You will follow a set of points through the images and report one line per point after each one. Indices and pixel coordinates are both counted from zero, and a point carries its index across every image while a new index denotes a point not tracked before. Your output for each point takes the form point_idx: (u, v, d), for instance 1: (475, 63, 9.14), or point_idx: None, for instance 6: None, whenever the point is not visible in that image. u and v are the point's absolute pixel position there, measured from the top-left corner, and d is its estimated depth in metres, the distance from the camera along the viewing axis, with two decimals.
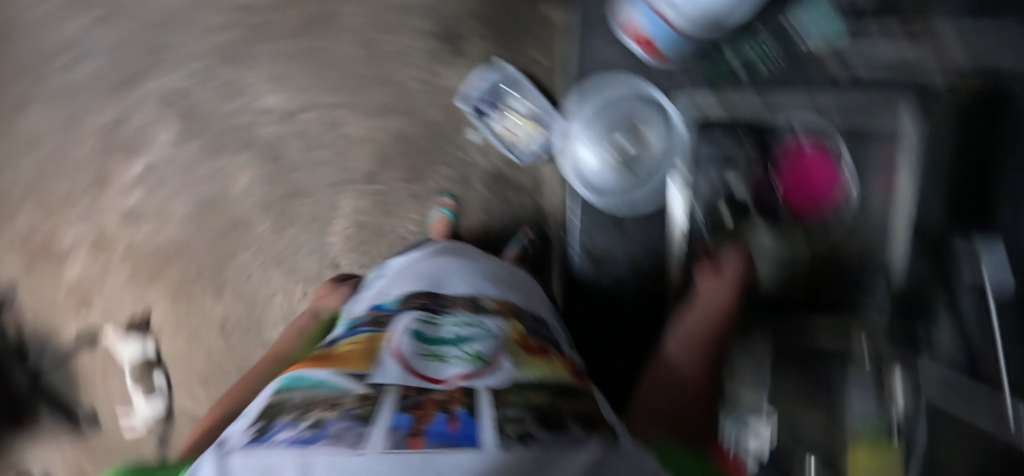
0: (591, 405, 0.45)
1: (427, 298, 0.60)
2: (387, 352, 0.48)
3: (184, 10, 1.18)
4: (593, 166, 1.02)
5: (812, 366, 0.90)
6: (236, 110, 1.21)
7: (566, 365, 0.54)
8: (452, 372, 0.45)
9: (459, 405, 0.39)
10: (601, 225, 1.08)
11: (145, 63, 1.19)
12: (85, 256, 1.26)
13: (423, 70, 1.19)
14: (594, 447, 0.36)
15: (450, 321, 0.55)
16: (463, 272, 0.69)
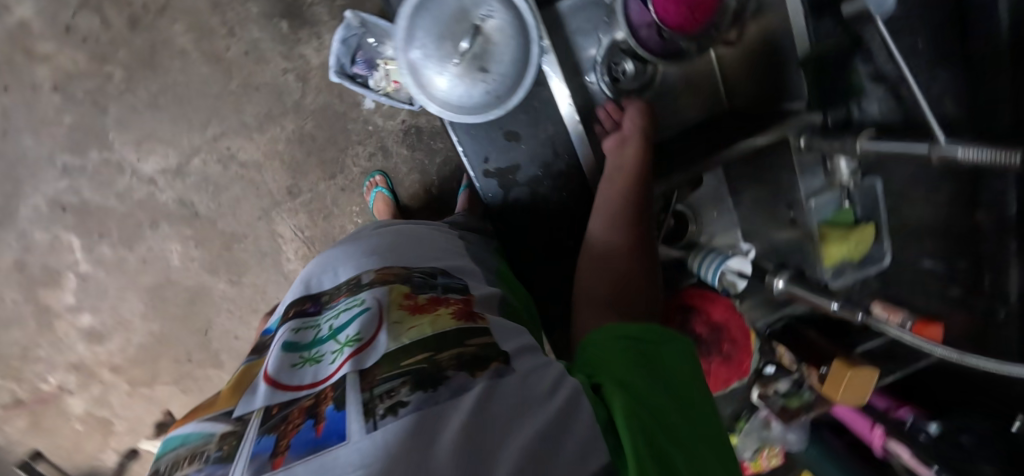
0: (484, 340, 0.45)
1: (305, 302, 0.53)
2: (258, 373, 0.44)
3: (13, 114, 1.07)
4: (438, 87, 0.60)
5: (762, 183, 0.77)
6: (129, 189, 1.13)
7: (462, 306, 0.49)
8: (330, 368, 0.43)
9: (331, 399, 0.39)
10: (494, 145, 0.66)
11: (11, 187, 1.10)
12: (79, 391, 1.24)
13: (285, 58, 1.10)
14: (479, 386, 0.40)
15: (328, 316, 0.49)
16: (349, 245, 0.59)
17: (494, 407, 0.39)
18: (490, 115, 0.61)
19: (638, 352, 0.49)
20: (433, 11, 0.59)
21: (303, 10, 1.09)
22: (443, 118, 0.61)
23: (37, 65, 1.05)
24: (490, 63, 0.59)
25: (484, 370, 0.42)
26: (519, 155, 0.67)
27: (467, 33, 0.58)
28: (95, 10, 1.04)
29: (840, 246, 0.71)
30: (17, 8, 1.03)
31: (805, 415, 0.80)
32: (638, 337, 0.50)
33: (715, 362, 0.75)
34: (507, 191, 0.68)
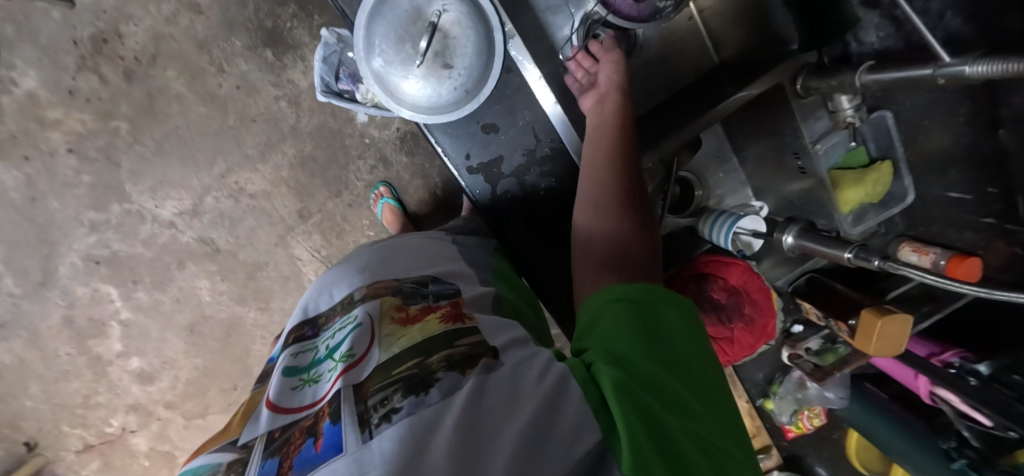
0: (473, 339, 0.45)
1: (304, 327, 0.55)
2: (262, 401, 0.45)
3: (34, 182, 1.11)
4: (406, 88, 0.61)
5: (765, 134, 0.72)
6: (152, 235, 1.18)
7: (451, 309, 0.50)
8: (325, 386, 0.43)
9: (327, 414, 0.39)
10: (471, 136, 0.65)
11: (45, 250, 1.16)
12: (140, 430, 1.32)
13: (276, 86, 1.12)
14: (471, 383, 0.40)
15: (326, 337, 0.50)
16: (342, 266, 0.60)
17: (488, 402, 0.38)
18: (461, 109, 0.62)
19: (632, 319, 0.47)
20: (388, 17, 0.59)
21: (286, 35, 1.10)
22: (416, 119, 0.62)
23: (49, 131, 1.09)
24: (452, 57, 0.59)
25: (474, 367, 0.42)
26: (499, 148, 0.65)
27: (424, 31, 0.58)
28: (92, 69, 1.08)
29: (857, 189, 0.69)
30: (20, 80, 1.06)
31: (837, 372, 0.77)
32: (631, 301, 0.49)
33: (738, 328, 0.72)
34: (495, 185, 0.67)
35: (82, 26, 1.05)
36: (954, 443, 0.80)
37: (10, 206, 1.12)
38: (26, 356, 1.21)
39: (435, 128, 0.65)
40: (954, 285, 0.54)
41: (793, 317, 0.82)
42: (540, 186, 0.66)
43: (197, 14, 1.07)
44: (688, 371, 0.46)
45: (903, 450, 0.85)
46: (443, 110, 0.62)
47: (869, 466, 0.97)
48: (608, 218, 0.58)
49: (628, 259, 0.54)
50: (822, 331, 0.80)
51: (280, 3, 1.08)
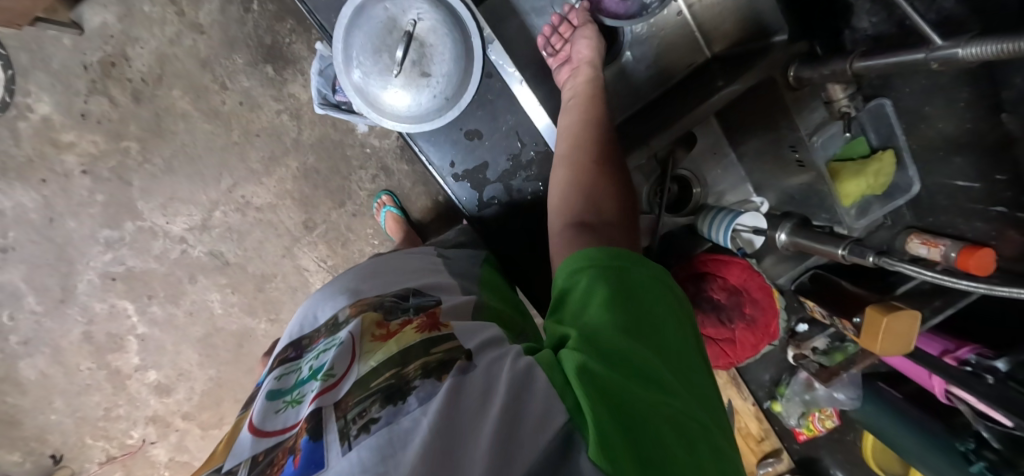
0: (451, 345, 0.45)
1: (288, 348, 0.53)
2: (245, 425, 0.43)
3: (52, 203, 1.16)
4: (389, 101, 0.61)
5: (755, 118, 0.70)
6: (164, 250, 1.21)
7: (427, 320, 0.49)
8: (307, 404, 0.41)
9: (307, 430, 0.38)
10: (458, 145, 0.65)
11: (63, 270, 1.20)
12: (160, 440, 1.35)
13: (277, 100, 1.14)
14: (447, 386, 0.39)
15: (309, 357, 0.48)
16: (327, 289, 0.60)
17: (462, 402, 0.38)
18: (443, 117, 0.62)
19: (609, 297, 0.47)
20: (364, 28, 0.59)
21: (285, 50, 1.12)
22: (399, 129, 0.62)
23: (63, 153, 1.13)
24: (430, 65, 0.59)
25: (449, 371, 0.41)
26: (484, 153, 0.65)
27: (401, 41, 0.58)
28: (102, 91, 1.11)
29: (856, 181, 0.69)
30: (35, 105, 1.10)
31: (843, 372, 0.76)
32: (599, 278, 0.49)
33: (739, 328, 0.69)
34: (481, 191, 0.66)
35: (91, 50, 1.09)
36: (972, 445, 0.76)
37: (30, 227, 1.17)
38: (49, 371, 1.25)
39: (422, 138, 0.65)
40: (952, 282, 0.53)
41: (797, 316, 0.80)
42: (526, 191, 0.66)
43: (199, 34, 1.10)
44: (657, 345, 0.46)
45: (920, 454, 0.81)
46: (425, 118, 0.63)
47: (888, 469, 0.93)
48: (583, 192, 0.57)
49: (604, 227, 0.54)
50: (828, 330, 0.78)
51: (278, 19, 1.10)
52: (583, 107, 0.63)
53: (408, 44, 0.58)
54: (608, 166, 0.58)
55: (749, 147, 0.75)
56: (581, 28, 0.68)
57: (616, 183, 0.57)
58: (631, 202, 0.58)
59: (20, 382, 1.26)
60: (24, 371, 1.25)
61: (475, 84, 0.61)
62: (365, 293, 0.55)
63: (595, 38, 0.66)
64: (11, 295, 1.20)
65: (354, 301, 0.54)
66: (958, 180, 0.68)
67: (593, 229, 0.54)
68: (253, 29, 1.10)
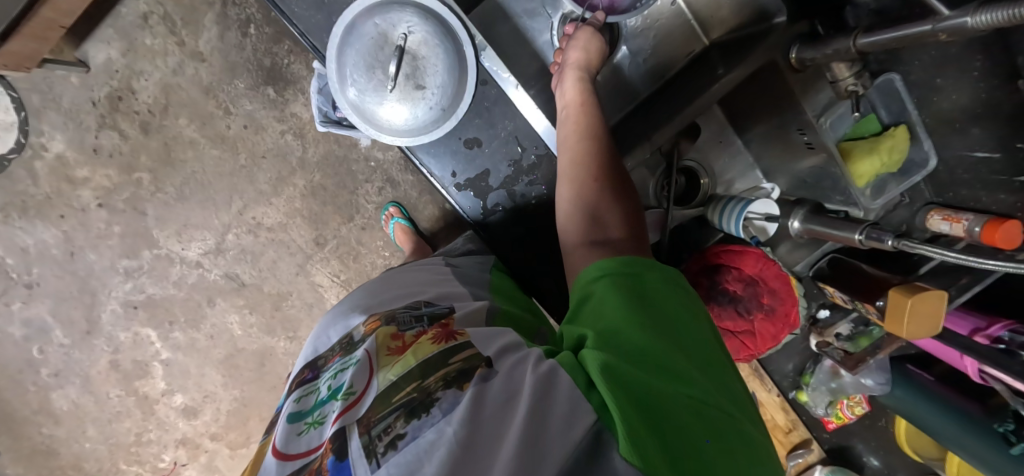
0: (469, 353, 0.44)
1: (304, 370, 0.53)
2: (267, 449, 0.43)
3: (71, 239, 1.19)
4: (386, 117, 0.61)
5: (762, 104, 0.68)
6: (182, 276, 1.23)
7: (441, 330, 0.49)
8: (329, 424, 0.41)
9: (331, 449, 0.38)
10: (460, 152, 0.64)
11: (86, 302, 1.22)
12: (191, 462, 1.37)
13: (280, 121, 1.15)
14: (471, 395, 0.38)
15: (327, 377, 0.48)
16: (337, 309, 0.60)
17: (485, 410, 0.37)
18: (442, 128, 0.62)
19: (623, 302, 0.47)
20: (356, 45, 0.59)
21: (284, 70, 1.13)
22: (398, 144, 0.62)
23: (79, 188, 1.16)
24: (424, 77, 0.59)
25: (471, 379, 0.40)
26: (484, 162, 0.64)
27: (393, 56, 0.57)
28: (111, 126, 1.13)
29: (869, 160, 0.67)
30: (49, 144, 1.13)
31: (870, 358, 0.73)
32: (612, 284, 0.49)
33: (757, 318, 0.67)
34: (484, 199, 0.66)
35: (98, 86, 1.11)
36: (1011, 426, 0.75)
37: (53, 262, 1.20)
38: (81, 401, 1.28)
39: (422, 150, 0.64)
40: (978, 262, 0.51)
41: (818, 302, 0.78)
42: (530, 195, 0.65)
43: (200, 61, 1.12)
44: (677, 340, 0.45)
45: (958, 435, 0.79)
46: (423, 131, 0.62)
47: (925, 454, 0.90)
48: (588, 205, 0.57)
49: (611, 240, 0.55)
50: (851, 315, 0.76)
51: (276, 41, 1.11)
52: (580, 112, 0.61)
53: (400, 58, 0.57)
54: (612, 177, 0.58)
55: (757, 132, 0.73)
56: (576, 34, 0.64)
57: (622, 193, 0.58)
58: (636, 208, 0.59)
59: (54, 413, 1.29)
60: (57, 402, 1.28)
61: (470, 92, 0.61)
62: (377, 310, 0.55)
63: (589, 38, 0.63)
64: (39, 329, 1.23)
65: (367, 318, 0.53)
66: (977, 151, 0.66)
67: (603, 243, 0.54)
68: (251, 53, 1.11)
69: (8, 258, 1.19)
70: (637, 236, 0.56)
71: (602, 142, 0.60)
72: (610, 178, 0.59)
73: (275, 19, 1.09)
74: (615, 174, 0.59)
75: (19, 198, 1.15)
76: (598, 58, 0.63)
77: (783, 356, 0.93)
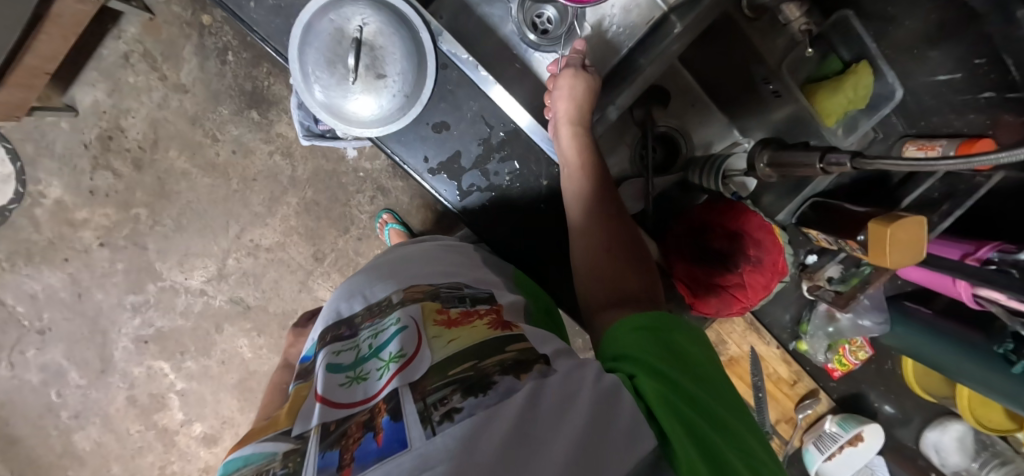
0: (523, 345, 0.46)
1: (340, 327, 0.57)
2: (310, 393, 0.46)
3: (77, 281, 1.21)
4: (354, 114, 0.56)
5: (731, 65, 0.68)
6: (188, 305, 1.25)
7: (495, 317, 0.51)
8: (379, 382, 0.44)
9: (385, 411, 0.39)
10: (445, 140, 0.60)
11: (98, 341, 1.25)
12: None
13: (267, 143, 1.18)
14: (529, 387, 0.40)
15: (367, 336, 0.52)
16: (367, 276, 0.65)
17: (545, 408, 0.38)
18: (407, 116, 0.57)
19: (662, 343, 0.49)
20: (313, 44, 0.54)
21: (265, 93, 1.15)
22: (367, 136, 0.57)
23: (80, 230, 1.19)
24: (385, 64, 0.54)
25: (529, 372, 0.41)
26: (454, 143, 0.60)
27: (350, 48, 0.53)
28: (105, 166, 1.16)
29: (835, 98, 0.68)
30: (47, 191, 1.16)
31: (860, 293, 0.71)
32: (649, 331, 0.51)
33: (745, 272, 0.65)
34: (459, 181, 0.61)
35: (88, 129, 1.14)
36: (1010, 346, 0.70)
37: (62, 305, 1.22)
38: (103, 440, 1.30)
39: (396, 140, 0.59)
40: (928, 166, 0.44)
41: (805, 248, 0.77)
42: (504, 173, 0.61)
43: (183, 94, 1.14)
44: (709, 382, 0.49)
45: (959, 364, 0.77)
46: (392, 122, 0.57)
47: (936, 393, 0.89)
48: (600, 260, 0.58)
49: (632, 297, 0.56)
50: (839, 256, 0.74)
51: (254, 65, 1.14)
52: (583, 172, 0.59)
53: (359, 50, 0.52)
54: (621, 232, 0.60)
55: (733, 91, 0.73)
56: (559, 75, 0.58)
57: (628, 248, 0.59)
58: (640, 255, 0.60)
59: (78, 455, 1.31)
60: (80, 443, 1.30)
61: (433, 78, 0.57)
62: (414, 283, 0.59)
63: (575, 87, 0.55)
64: (56, 373, 1.25)
65: (406, 289, 0.58)
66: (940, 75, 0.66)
67: (624, 300, 0.56)
68: (231, 79, 1.14)
69: (19, 305, 1.21)
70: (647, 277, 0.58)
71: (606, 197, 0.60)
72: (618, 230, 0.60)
73: (251, 43, 1.12)
74: (624, 226, 0.60)
75: (23, 246, 1.18)
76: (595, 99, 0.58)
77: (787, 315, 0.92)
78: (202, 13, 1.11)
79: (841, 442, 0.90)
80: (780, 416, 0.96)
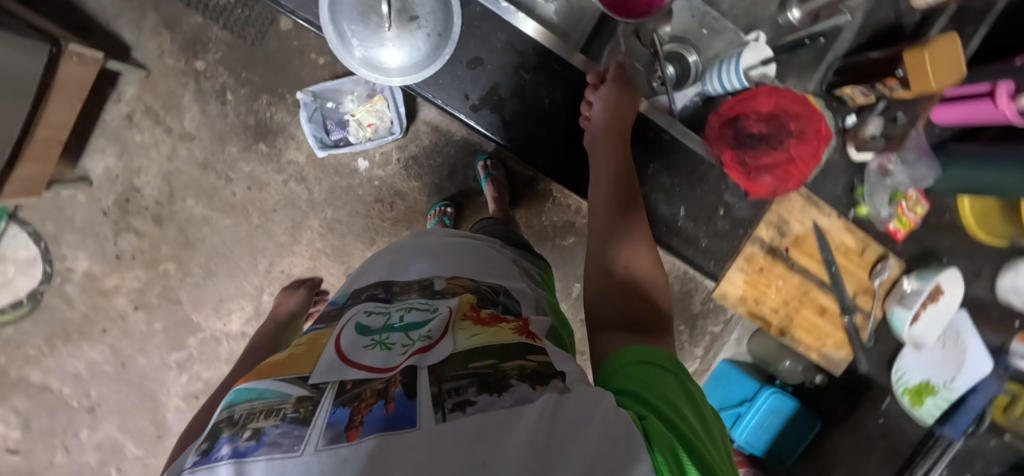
0: (541, 359, 0.46)
1: (377, 287, 0.61)
2: (332, 344, 0.49)
3: (117, 351, 1.20)
4: (395, 55, 0.74)
5: None
6: (231, 351, 1.23)
7: (521, 325, 0.53)
8: (398, 355, 0.46)
9: (400, 383, 0.40)
10: (478, 78, 0.76)
11: (148, 408, 1.23)
12: None
13: (279, 173, 1.18)
14: (545, 397, 0.39)
15: (399, 309, 0.55)
16: (409, 250, 0.69)
17: (558, 430, 0.36)
18: (437, 50, 0.74)
19: (664, 385, 0.47)
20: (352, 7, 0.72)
21: (268, 123, 1.16)
22: (406, 78, 0.74)
23: (113, 298, 1.18)
24: (415, 10, 0.73)
25: (546, 384, 0.41)
26: (490, 77, 0.75)
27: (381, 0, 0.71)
28: (127, 228, 1.17)
29: None
30: (75, 264, 1.16)
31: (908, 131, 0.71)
32: (651, 371, 0.48)
33: (792, 145, 0.65)
34: (501, 111, 0.77)
35: (105, 196, 1.15)
36: None
37: (107, 378, 1.20)
38: None
39: (434, 87, 0.76)
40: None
41: (844, 111, 0.78)
42: (542, 96, 0.76)
43: (190, 141, 1.16)
44: (708, 434, 0.45)
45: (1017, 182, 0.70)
46: (425, 58, 0.74)
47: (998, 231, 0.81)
48: (611, 256, 0.63)
49: (645, 323, 0.57)
50: (879, 109, 0.74)
51: (254, 98, 1.15)
52: (612, 155, 0.70)
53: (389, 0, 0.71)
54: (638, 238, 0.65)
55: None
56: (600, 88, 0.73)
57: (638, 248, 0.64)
58: (650, 270, 0.63)
59: None
60: None
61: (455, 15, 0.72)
62: (458, 276, 0.63)
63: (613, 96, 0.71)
64: (112, 449, 1.23)
65: (450, 278, 0.62)
66: None
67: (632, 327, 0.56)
68: (234, 119, 1.16)
69: (65, 387, 1.20)
70: (649, 305, 0.59)
71: (626, 194, 0.68)
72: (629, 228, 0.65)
73: (247, 78, 1.14)
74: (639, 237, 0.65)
75: (61, 326, 1.18)
76: (625, 113, 0.71)
77: (839, 186, 0.81)
78: (193, 60, 1.13)
79: (926, 295, 0.81)
80: (858, 289, 0.85)
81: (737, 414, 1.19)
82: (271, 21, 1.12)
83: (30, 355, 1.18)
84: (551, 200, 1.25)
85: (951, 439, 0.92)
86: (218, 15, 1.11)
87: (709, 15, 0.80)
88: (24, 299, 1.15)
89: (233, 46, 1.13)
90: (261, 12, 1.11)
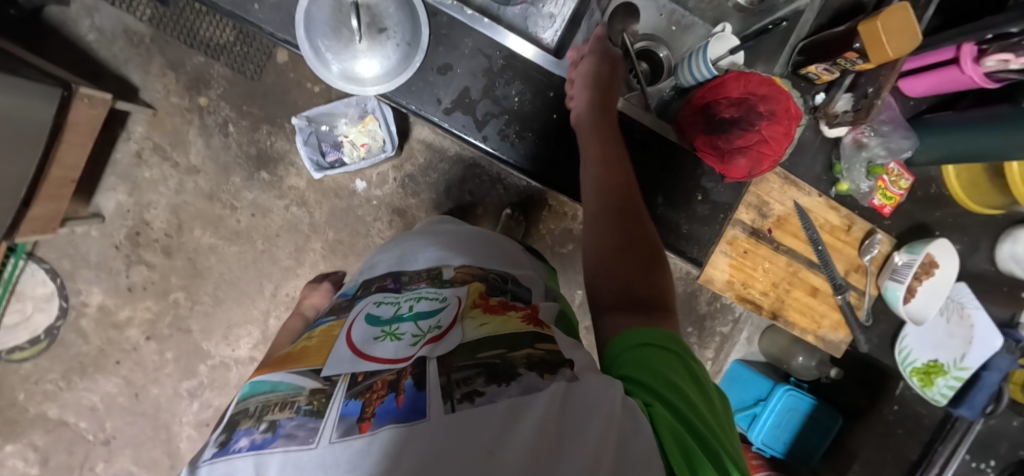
0: (549, 347, 0.47)
1: (386, 278, 0.63)
2: (343, 338, 0.50)
3: (131, 382, 1.23)
4: (367, 66, 0.80)
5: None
6: (241, 377, 1.25)
7: (529, 314, 0.54)
8: (408, 346, 0.47)
9: (411, 375, 0.41)
10: (446, 84, 0.83)
11: (162, 438, 1.24)
12: None
13: (281, 199, 1.22)
14: (553, 386, 0.39)
15: (408, 298, 0.56)
16: (418, 239, 0.70)
17: (565, 417, 0.37)
18: (409, 60, 0.80)
19: (670, 369, 0.48)
20: (325, 25, 0.77)
21: (269, 152, 1.21)
22: (382, 89, 0.81)
23: (126, 330, 1.22)
24: (383, 22, 0.78)
25: (555, 372, 0.42)
26: (460, 81, 0.82)
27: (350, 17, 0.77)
28: (138, 261, 1.21)
29: None
30: (89, 299, 1.21)
31: (875, 100, 0.74)
32: (660, 354, 0.50)
33: (763, 128, 0.68)
34: (474, 112, 0.84)
35: (116, 230, 1.20)
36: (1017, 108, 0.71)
37: (121, 409, 1.23)
38: None
39: (408, 94, 0.83)
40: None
41: (813, 90, 0.85)
42: (511, 95, 0.83)
43: (196, 174, 1.21)
44: (712, 415, 0.47)
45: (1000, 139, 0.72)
46: (398, 67, 0.81)
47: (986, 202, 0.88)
48: (606, 222, 0.66)
49: (640, 297, 0.59)
50: (844, 86, 0.81)
51: (255, 129, 1.20)
52: (597, 126, 0.75)
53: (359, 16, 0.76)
54: (629, 210, 0.68)
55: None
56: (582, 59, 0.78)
57: (629, 212, 0.67)
58: (642, 236, 0.65)
59: None
60: None
61: (425, 29, 0.79)
62: (467, 263, 0.63)
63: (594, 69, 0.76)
64: None
65: (460, 266, 0.63)
66: None
67: (634, 307, 0.58)
68: (237, 150, 1.21)
69: (81, 421, 1.22)
70: (645, 273, 0.62)
71: (616, 162, 0.72)
72: (620, 193, 0.69)
73: (247, 111, 1.20)
74: (633, 206, 0.68)
75: (77, 360, 1.21)
76: (607, 87, 0.77)
77: (818, 164, 0.90)
78: (197, 97, 1.19)
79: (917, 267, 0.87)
80: (849, 267, 0.93)
81: (753, 414, 1.15)
82: (269, 55, 1.18)
83: (47, 390, 1.21)
84: (547, 209, 1.26)
85: (970, 421, 0.90)
86: (218, 54, 1.17)
87: (677, 13, 0.88)
88: (42, 335, 1.20)
89: (234, 81, 1.18)
90: (259, 48, 1.17)
